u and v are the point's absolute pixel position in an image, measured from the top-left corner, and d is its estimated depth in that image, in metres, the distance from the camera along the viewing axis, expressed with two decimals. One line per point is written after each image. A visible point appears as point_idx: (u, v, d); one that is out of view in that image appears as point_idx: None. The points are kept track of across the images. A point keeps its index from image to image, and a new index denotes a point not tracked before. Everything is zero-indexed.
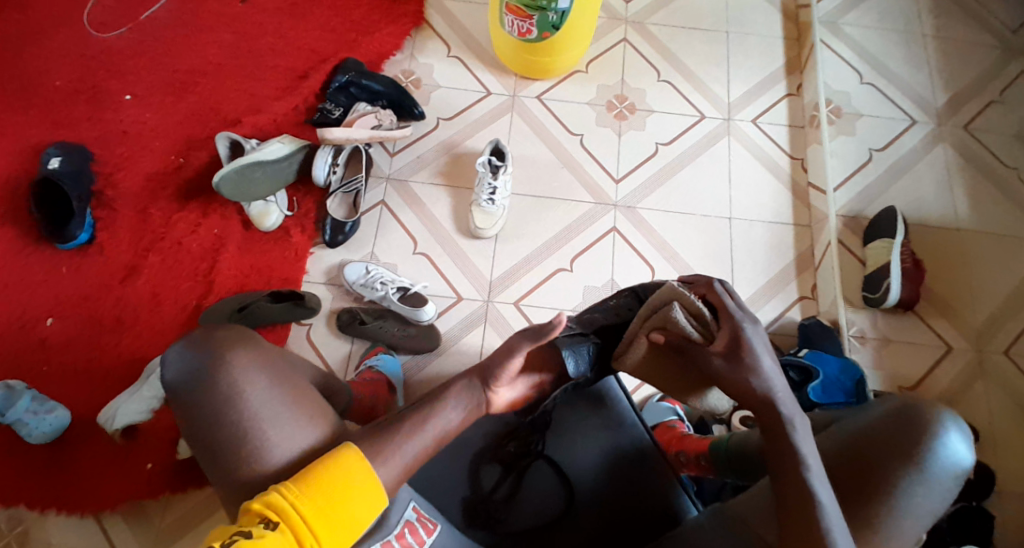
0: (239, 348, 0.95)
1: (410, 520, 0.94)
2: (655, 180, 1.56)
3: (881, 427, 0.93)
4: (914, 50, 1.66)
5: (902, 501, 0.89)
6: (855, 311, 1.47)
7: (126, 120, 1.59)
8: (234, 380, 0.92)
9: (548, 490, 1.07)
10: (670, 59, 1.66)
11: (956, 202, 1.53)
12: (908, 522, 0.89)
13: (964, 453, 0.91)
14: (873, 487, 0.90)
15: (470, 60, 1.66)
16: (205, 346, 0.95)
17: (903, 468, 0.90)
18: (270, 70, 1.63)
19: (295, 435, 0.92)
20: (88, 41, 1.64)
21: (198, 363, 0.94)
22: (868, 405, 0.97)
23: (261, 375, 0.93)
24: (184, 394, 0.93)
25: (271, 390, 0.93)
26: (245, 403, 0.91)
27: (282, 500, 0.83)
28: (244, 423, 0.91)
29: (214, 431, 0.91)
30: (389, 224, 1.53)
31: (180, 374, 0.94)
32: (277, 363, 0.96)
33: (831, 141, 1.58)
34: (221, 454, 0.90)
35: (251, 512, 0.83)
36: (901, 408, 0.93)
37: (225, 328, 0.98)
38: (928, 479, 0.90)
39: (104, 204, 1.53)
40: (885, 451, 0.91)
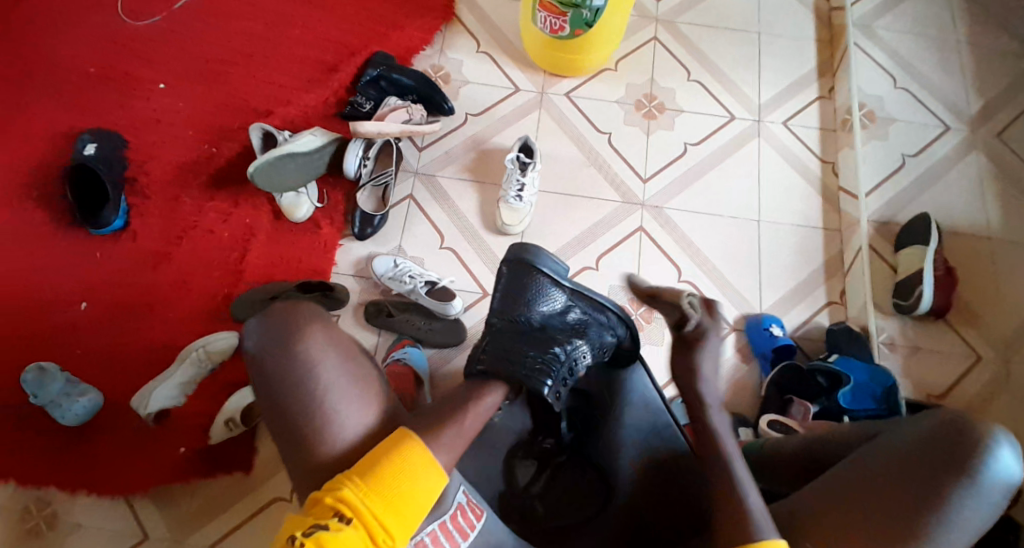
0: (317, 325, 1.02)
1: (461, 503, 0.99)
2: (683, 180, 1.56)
3: (928, 443, 0.94)
4: (948, 55, 1.65)
5: (950, 512, 0.91)
6: (885, 318, 1.46)
7: (160, 109, 1.61)
8: (312, 354, 1.00)
9: (580, 485, 1.15)
10: (700, 60, 1.66)
11: (988, 210, 1.52)
12: (955, 532, 0.91)
13: (1013, 466, 0.92)
14: (920, 500, 0.92)
15: (500, 56, 1.66)
16: (287, 320, 1.02)
17: (949, 483, 0.91)
18: (301, 63, 1.64)
19: (364, 419, 1.00)
20: (123, 30, 1.66)
21: (278, 334, 1.01)
22: (918, 418, 0.99)
23: (334, 348, 1.01)
24: (262, 362, 1.01)
25: (345, 368, 1.01)
26: (321, 377, 0.99)
27: (351, 493, 0.90)
28: (316, 393, 0.98)
29: (289, 400, 0.99)
30: (416, 219, 1.54)
31: (263, 343, 1.01)
32: (350, 344, 1.04)
33: (862, 145, 1.57)
34: (293, 422, 0.98)
35: (325, 502, 0.90)
36: (950, 422, 0.95)
37: (304, 304, 1.05)
38: (978, 490, 0.91)
39: (137, 192, 1.55)
40: (935, 464, 0.93)
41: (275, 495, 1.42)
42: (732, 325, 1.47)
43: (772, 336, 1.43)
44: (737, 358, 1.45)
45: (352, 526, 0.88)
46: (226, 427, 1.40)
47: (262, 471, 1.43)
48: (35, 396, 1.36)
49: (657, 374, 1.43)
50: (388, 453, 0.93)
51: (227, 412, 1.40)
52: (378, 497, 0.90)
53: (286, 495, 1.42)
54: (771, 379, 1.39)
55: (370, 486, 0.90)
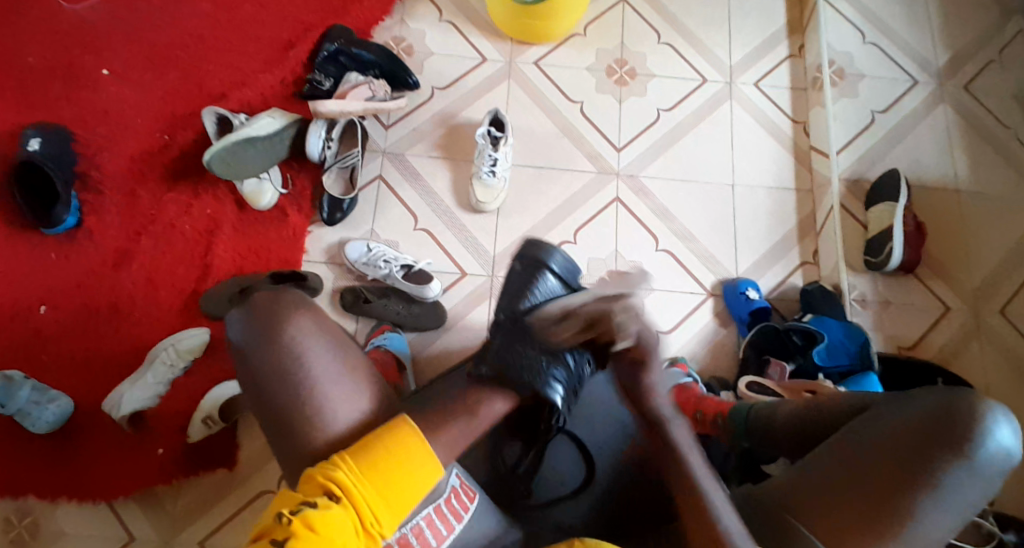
0: (300, 313, 1.00)
1: (455, 486, 1.01)
2: (658, 147, 1.54)
3: (924, 420, 0.95)
4: (915, 8, 1.64)
5: (947, 489, 0.92)
6: (856, 275, 1.48)
7: (107, 96, 1.51)
8: (298, 341, 0.98)
9: (568, 468, 1.23)
10: (670, 21, 1.62)
11: (956, 164, 1.53)
12: (951, 508, 0.92)
13: (1007, 440, 0.93)
14: (916, 477, 0.92)
15: (464, 24, 1.60)
16: (266, 309, 1.00)
17: (945, 460, 0.92)
18: (255, 40, 1.55)
19: (359, 401, 0.98)
20: (59, 12, 1.55)
21: (260, 323, 0.99)
22: (911, 395, 0.99)
23: (321, 338, 0.99)
24: (247, 356, 0.99)
25: (333, 353, 0.99)
26: (310, 364, 0.97)
27: (346, 475, 0.88)
28: (306, 383, 0.96)
29: (277, 388, 0.97)
30: (387, 200, 1.49)
31: (244, 334, 0.99)
32: (337, 330, 1.02)
33: (834, 103, 1.56)
34: (284, 415, 0.96)
35: (317, 481, 0.87)
36: (948, 399, 0.95)
37: (285, 293, 1.03)
38: (973, 466, 0.92)
39: (90, 186, 1.47)
40: (933, 442, 0.93)
41: (262, 489, 1.40)
42: (709, 291, 1.48)
43: (749, 300, 1.44)
44: (715, 322, 1.46)
45: (344, 506, 0.85)
46: (205, 424, 1.37)
47: (247, 467, 1.41)
48: (2, 406, 1.31)
49: None
50: (383, 437, 0.92)
51: (206, 410, 1.37)
52: (374, 480, 0.88)
53: (273, 488, 1.40)
54: (748, 341, 1.40)
55: (365, 468, 0.89)
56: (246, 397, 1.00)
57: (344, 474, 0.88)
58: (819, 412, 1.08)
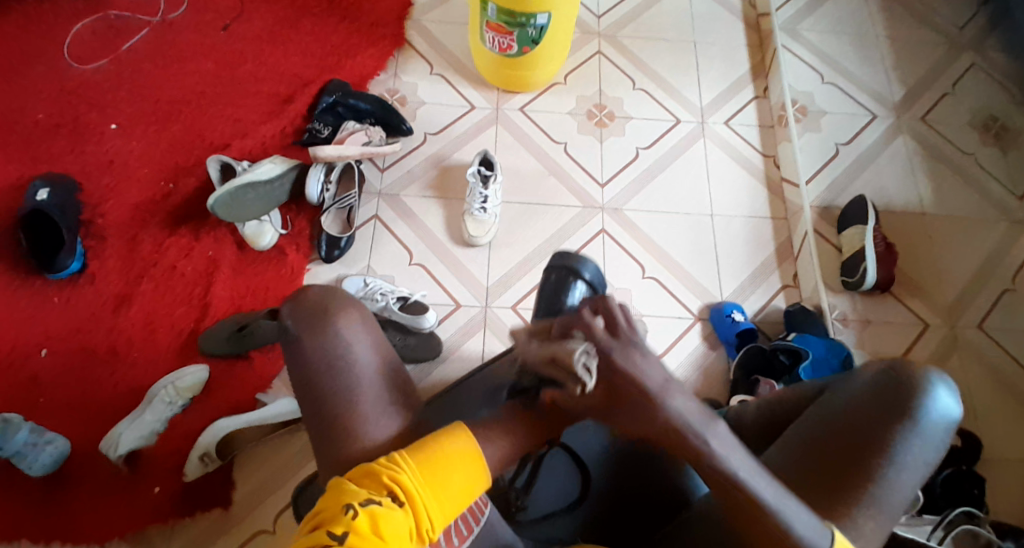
0: (349, 314, 0.99)
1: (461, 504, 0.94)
2: (638, 182, 1.62)
3: (871, 390, 0.98)
4: (869, 50, 1.78)
5: (898, 453, 0.94)
6: (835, 295, 1.54)
7: (113, 150, 1.59)
8: (343, 341, 0.96)
9: (560, 483, 1.11)
10: (643, 70, 1.74)
11: (919, 188, 1.63)
12: (904, 473, 0.94)
13: (949, 405, 0.96)
14: (870, 445, 0.94)
15: (452, 76, 1.71)
16: (317, 307, 0.99)
17: (895, 427, 0.94)
18: (255, 96, 1.65)
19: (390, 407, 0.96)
20: (70, 74, 1.65)
21: (309, 319, 0.98)
22: (857, 371, 1.02)
23: (369, 336, 0.99)
24: (293, 350, 0.97)
25: (375, 358, 0.98)
26: (351, 365, 0.96)
27: (406, 477, 0.84)
28: (345, 384, 0.95)
29: (317, 386, 0.95)
30: (382, 237, 1.55)
31: (294, 327, 0.98)
32: (383, 337, 1.01)
33: (799, 138, 1.67)
34: (321, 410, 0.94)
35: (378, 482, 0.83)
36: (889, 371, 0.99)
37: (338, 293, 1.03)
38: (920, 431, 0.95)
39: (94, 234, 1.52)
40: (879, 409, 0.96)
41: (258, 527, 1.37)
42: (697, 315, 1.52)
43: (735, 322, 1.48)
44: (704, 345, 1.50)
45: (406, 510, 0.83)
46: (201, 462, 1.36)
47: (244, 504, 1.39)
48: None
49: None
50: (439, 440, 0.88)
51: (202, 447, 1.34)
52: (432, 489, 0.85)
53: (268, 527, 1.37)
54: (737, 363, 1.43)
55: (425, 476, 0.85)
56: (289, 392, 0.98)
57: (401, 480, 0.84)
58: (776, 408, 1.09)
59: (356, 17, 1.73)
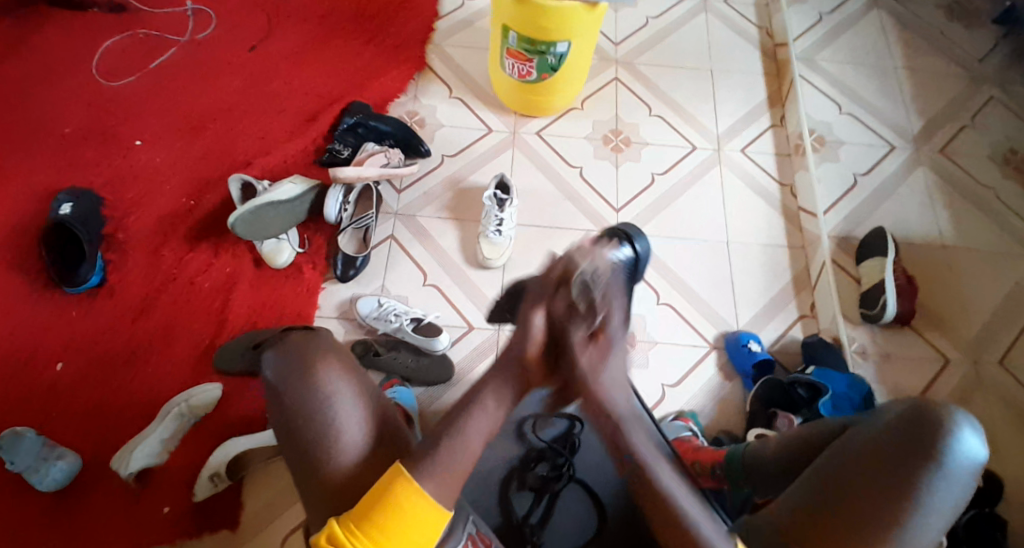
0: (330, 355, 1.03)
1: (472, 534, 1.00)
2: (654, 207, 1.62)
3: (895, 433, 0.98)
4: (888, 81, 1.78)
5: (925, 498, 0.95)
6: (854, 328, 1.52)
7: (137, 165, 1.61)
8: (324, 383, 1.00)
9: (576, 517, 1.21)
10: (661, 96, 1.75)
11: (939, 220, 1.62)
12: (930, 518, 0.95)
13: (977, 448, 0.96)
14: (891, 488, 0.95)
15: (472, 100, 1.73)
16: (295, 351, 1.03)
17: (920, 468, 0.95)
18: (278, 114, 1.67)
19: (372, 442, 1.00)
20: (98, 90, 1.68)
21: (291, 362, 1.02)
22: (880, 410, 1.02)
23: (346, 376, 1.02)
24: (278, 392, 1.01)
25: (357, 398, 1.01)
26: (333, 405, 1.00)
27: (343, 534, 0.90)
28: (328, 424, 0.99)
29: (302, 428, 0.99)
30: (398, 258, 1.56)
31: (276, 371, 1.02)
32: (361, 374, 1.05)
33: (817, 167, 1.67)
34: (308, 449, 0.98)
35: (320, 545, 0.90)
36: (913, 412, 0.98)
37: (315, 335, 1.06)
38: (946, 475, 0.95)
39: (115, 247, 1.54)
40: (904, 453, 0.96)
41: None
42: (712, 343, 1.52)
43: (752, 353, 1.47)
44: (720, 375, 1.49)
45: None
46: (211, 482, 1.36)
47: (250, 526, 1.38)
48: (11, 463, 1.32)
49: (647, 396, 1.46)
50: (376, 493, 0.92)
51: (212, 467, 1.35)
52: (371, 541, 0.90)
53: None
54: (754, 395, 1.42)
55: (365, 529, 0.90)
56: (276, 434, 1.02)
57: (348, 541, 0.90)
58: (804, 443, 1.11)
59: (379, 40, 1.76)
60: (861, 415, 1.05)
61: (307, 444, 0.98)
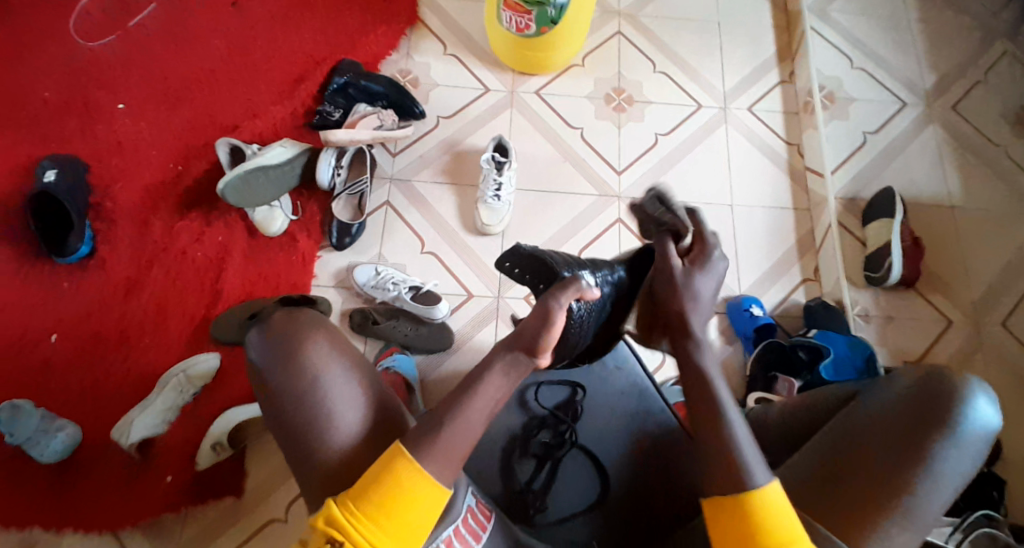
0: (319, 335, 1.00)
1: (471, 506, 0.99)
2: (657, 170, 1.58)
3: (902, 401, 0.98)
4: (901, 33, 1.71)
5: (934, 464, 0.94)
6: (858, 291, 1.50)
7: (122, 130, 1.56)
8: (314, 364, 0.97)
9: (582, 484, 1.18)
10: (665, 51, 1.68)
11: (949, 181, 1.58)
12: (940, 484, 0.94)
13: (988, 415, 0.96)
14: (901, 455, 0.95)
15: (467, 58, 1.66)
16: (284, 332, 1.00)
17: (932, 433, 0.95)
18: (266, 75, 1.61)
19: (367, 422, 0.97)
20: (77, 52, 1.61)
21: (279, 345, 0.99)
22: (886, 380, 1.03)
23: (337, 356, 0.99)
24: (267, 375, 0.98)
25: (349, 377, 0.98)
26: (325, 386, 0.97)
27: (343, 517, 0.87)
28: (321, 406, 0.96)
29: (294, 412, 0.96)
30: (394, 224, 1.52)
31: (264, 354, 0.99)
32: (353, 352, 1.02)
33: (826, 126, 1.61)
34: (302, 431, 0.96)
35: (318, 528, 0.88)
36: (921, 381, 0.99)
37: (302, 314, 1.03)
38: (955, 441, 0.95)
39: (103, 217, 1.50)
40: (912, 421, 0.96)
41: (268, 517, 1.37)
42: (714, 309, 1.50)
43: (755, 317, 1.45)
44: (720, 340, 1.48)
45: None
46: (213, 451, 1.36)
47: (254, 494, 1.38)
48: (10, 436, 1.30)
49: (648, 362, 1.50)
50: (375, 477, 0.88)
51: (213, 436, 1.34)
52: (371, 525, 0.87)
53: (279, 517, 1.37)
54: (754, 357, 1.41)
55: (365, 513, 0.87)
56: (268, 417, 0.99)
57: (354, 519, 0.87)
58: (809, 414, 1.11)
59: None
60: (865, 384, 1.06)
61: (301, 423, 0.96)
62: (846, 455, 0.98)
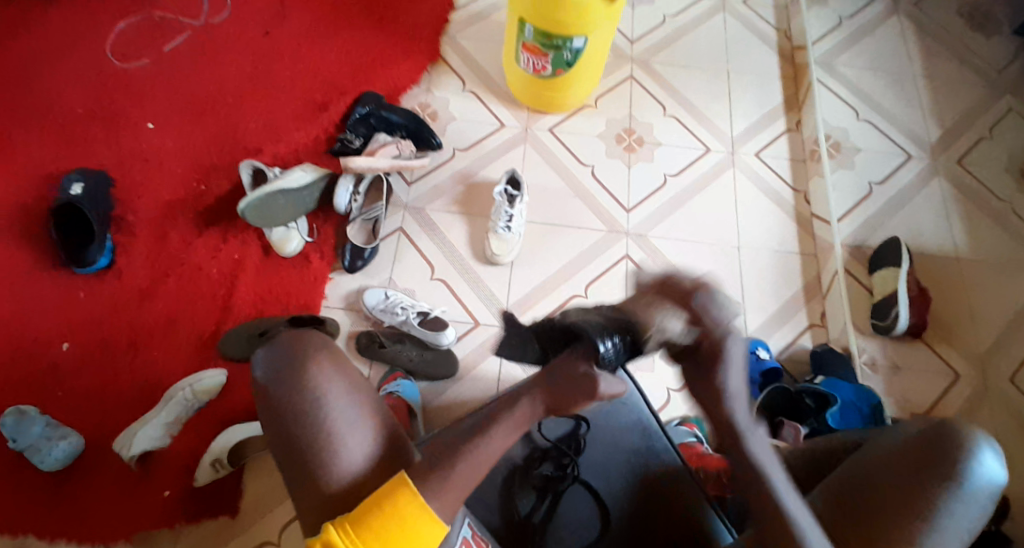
0: (324, 354, 0.97)
1: (466, 537, 0.98)
2: (665, 209, 1.61)
3: (911, 451, 0.98)
4: (906, 88, 1.76)
5: (938, 517, 0.94)
6: (865, 338, 1.51)
7: (147, 147, 1.61)
8: (317, 384, 0.95)
9: (582, 517, 1.17)
10: (676, 96, 1.73)
11: (953, 232, 1.60)
12: (943, 537, 0.94)
13: (995, 471, 0.96)
14: (906, 507, 0.95)
15: (484, 94, 1.72)
16: (288, 350, 0.97)
17: (939, 485, 0.95)
18: (289, 101, 1.67)
19: (370, 447, 0.95)
20: (110, 71, 1.67)
21: (283, 363, 0.96)
22: (896, 428, 1.03)
23: (341, 377, 0.97)
24: (270, 393, 0.96)
25: (352, 401, 0.96)
26: (327, 408, 0.94)
27: (342, 538, 0.86)
28: (323, 429, 0.94)
29: (296, 433, 0.94)
30: (406, 250, 1.56)
31: (267, 372, 0.97)
32: (357, 373, 0.99)
33: (831, 174, 1.65)
34: (302, 454, 0.94)
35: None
36: (930, 433, 0.98)
37: (307, 331, 1.01)
38: (962, 496, 0.95)
39: (123, 230, 1.53)
40: (919, 472, 0.96)
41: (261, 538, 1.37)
42: None
43: (760, 360, 1.45)
44: None
45: None
46: (212, 468, 1.36)
47: (249, 513, 1.38)
48: (13, 441, 1.32)
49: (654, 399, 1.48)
50: (375, 501, 0.88)
51: (214, 452, 1.36)
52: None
53: (274, 537, 1.36)
54: (762, 402, 1.38)
55: (361, 537, 0.86)
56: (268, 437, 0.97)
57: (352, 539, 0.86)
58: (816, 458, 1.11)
59: (393, 29, 1.75)
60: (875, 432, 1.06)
61: (307, 453, 0.93)
62: (852, 504, 0.98)
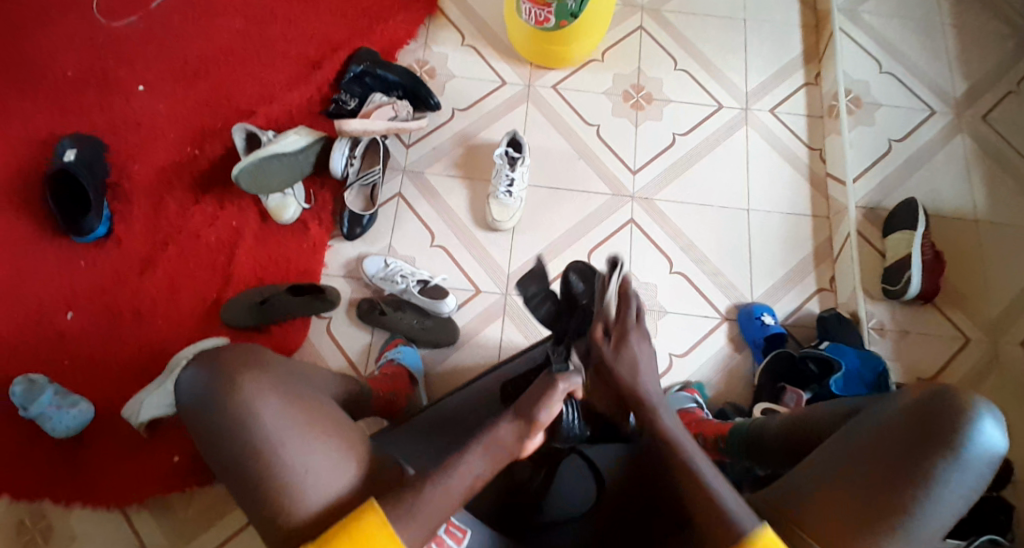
0: (250, 374, 0.94)
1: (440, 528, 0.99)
2: (672, 172, 1.55)
3: (908, 419, 0.93)
4: (933, 38, 1.66)
5: (937, 487, 0.90)
6: (875, 304, 1.46)
7: (139, 110, 1.57)
8: (248, 407, 0.92)
9: (578, 487, 1.15)
10: (687, 48, 1.65)
11: (974, 193, 1.53)
12: (940, 508, 0.90)
13: (998, 439, 0.91)
14: (902, 475, 0.91)
15: (485, 49, 1.65)
16: (214, 374, 0.95)
17: (937, 453, 0.90)
18: (280, 59, 1.61)
19: (315, 463, 0.92)
20: (97, 30, 1.62)
21: (210, 389, 0.94)
22: (896, 394, 0.98)
23: (273, 395, 0.94)
24: (203, 417, 0.94)
25: (289, 418, 0.93)
26: (262, 430, 0.92)
27: None
28: (262, 451, 0.91)
29: (237, 457, 0.92)
30: (405, 217, 1.53)
31: (196, 397, 0.94)
32: (292, 389, 0.96)
33: (850, 131, 1.58)
34: (246, 475, 0.91)
35: None
36: (930, 401, 0.93)
37: (231, 348, 0.97)
38: (961, 464, 0.90)
39: (119, 197, 1.51)
40: (917, 440, 0.91)
41: None
42: (724, 314, 1.47)
43: (765, 326, 1.42)
44: (729, 347, 1.45)
45: None
46: None
47: None
48: (24, 410, 1.34)
49: None
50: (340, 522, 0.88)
51: None
52: None
53: None
54: (763, 367, 1.38)
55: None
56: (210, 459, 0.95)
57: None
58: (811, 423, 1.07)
59: None
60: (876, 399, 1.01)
61: (260, 479, 0.91)
62: (844, 473, 0.94)
